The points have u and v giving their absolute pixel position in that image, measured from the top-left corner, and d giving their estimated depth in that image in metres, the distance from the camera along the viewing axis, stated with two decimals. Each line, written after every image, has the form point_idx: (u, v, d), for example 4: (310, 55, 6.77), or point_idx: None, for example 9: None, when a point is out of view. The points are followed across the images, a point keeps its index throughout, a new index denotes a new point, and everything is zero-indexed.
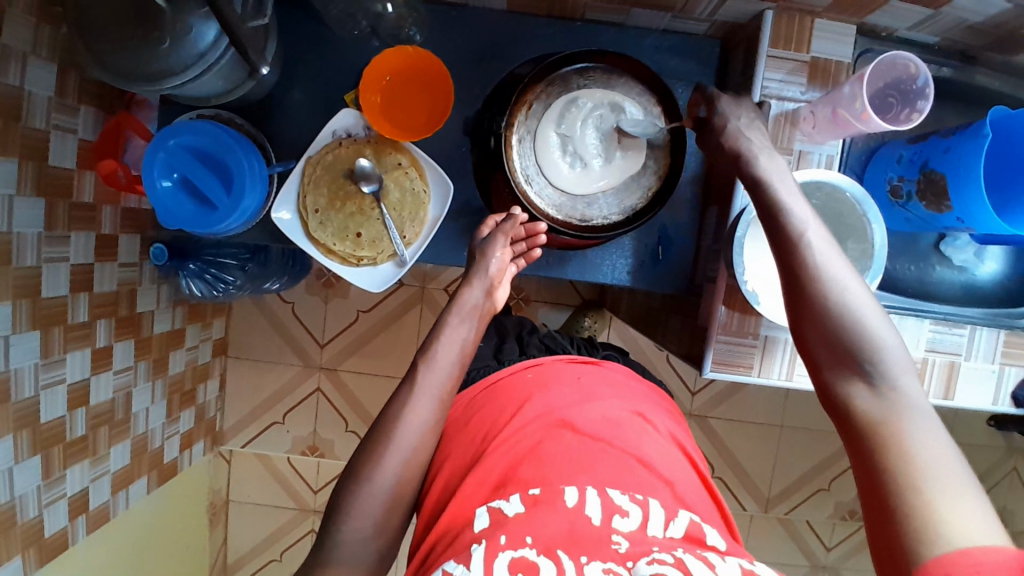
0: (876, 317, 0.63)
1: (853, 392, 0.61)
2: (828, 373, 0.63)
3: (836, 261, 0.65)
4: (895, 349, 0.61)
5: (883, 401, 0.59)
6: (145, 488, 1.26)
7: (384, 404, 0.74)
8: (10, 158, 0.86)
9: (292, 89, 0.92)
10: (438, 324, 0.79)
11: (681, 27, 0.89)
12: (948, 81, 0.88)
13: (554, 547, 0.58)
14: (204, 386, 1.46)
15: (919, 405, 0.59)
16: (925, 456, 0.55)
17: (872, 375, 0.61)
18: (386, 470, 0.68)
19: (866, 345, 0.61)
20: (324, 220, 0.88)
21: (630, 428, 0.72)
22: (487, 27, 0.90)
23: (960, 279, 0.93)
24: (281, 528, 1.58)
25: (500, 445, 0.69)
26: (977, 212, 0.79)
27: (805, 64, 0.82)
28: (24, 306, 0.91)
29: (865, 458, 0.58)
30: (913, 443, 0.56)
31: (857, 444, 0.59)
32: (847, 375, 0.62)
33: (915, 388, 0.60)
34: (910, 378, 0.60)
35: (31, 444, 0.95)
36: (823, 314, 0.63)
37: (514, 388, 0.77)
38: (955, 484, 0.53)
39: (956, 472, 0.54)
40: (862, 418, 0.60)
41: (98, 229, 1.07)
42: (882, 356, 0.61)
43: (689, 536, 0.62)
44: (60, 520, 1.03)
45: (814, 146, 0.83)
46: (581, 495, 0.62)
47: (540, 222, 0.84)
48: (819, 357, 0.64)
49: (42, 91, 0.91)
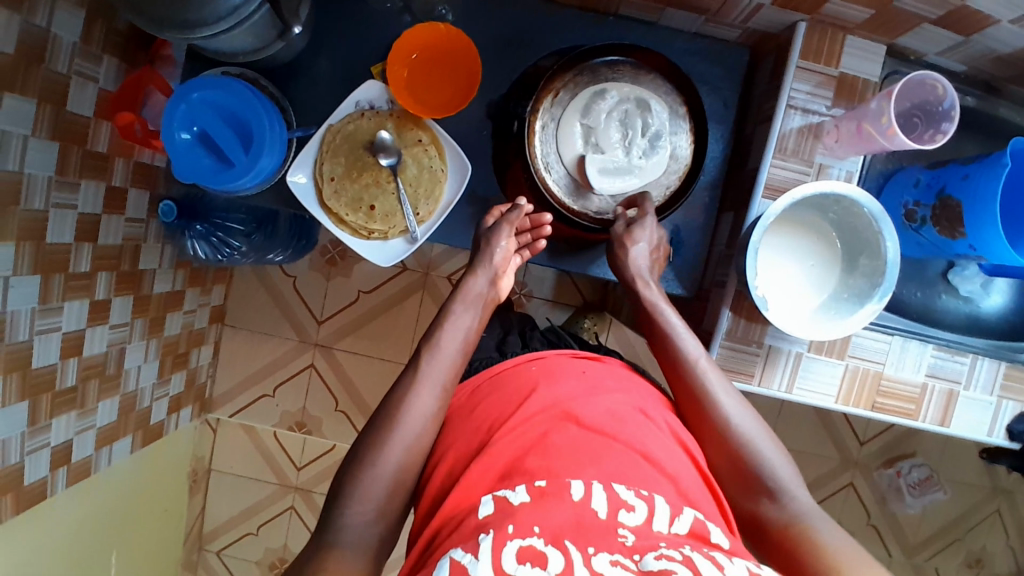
0: (766, 440, 0.74)
1: (760, 504, 0.70)
2: (737, 492, 0.72)
3: (726, 391, 0.76)
4: (782, 465, 0.72)
5: (787, 508, 0.68)
6: (128, 447, 1.25)
7: (388, 391, 0.74)
8: (29, 98, 0.86)
9: (318, 56, 0.91)
10: (443, 312, 0.80)
11: (712, 32, 0.90)
12: (971, 110, 0.88)
13: (562, 536, 0.57)
14: (198, 351, 1.45)
15: (813, 507, 0.68)
16: (831, 543, 0.64)
17: (771, 487, 0.70)
18: (390, 455, 0.68)
19: (760, 462, 0.72)
20: (339, 189, 0.87)
21: (634, 421, 0.72)
22: (519, 13, 0.90)
23: (965, 310, 0.92)
24: (261, 502, 1.57)
25: (507, 434, 0.69)
26: (992, 243, 0.80)
27: (832, 79, 0.83)
28: (27, 248, 0.90)
29: (784, 555, 0.66)
30: (817, 535, 0.65)
31: (771, 547, 0.68)
32: (752, 491, 0.71)
33: (807, 494, 0.69)
34: (802, 487, 0.70)
35: (20, 388, 0.94)
36: (722, 438, 0.74)
37: (520, 380, 0.77)
38: (861, 561, 0.61)
39: (857, 553, 0.62)
40: (773, 526, 0.68)
41: (109, 180, 1.06)
42: (778, 472, 0.71)
43: (694, 532, 0.61)
44: (40, 470, 1.02)
45: (835, 161, 0.83)
46: (587, 488, 0.62)
47: (545, 211, 0.86)
48: (724, 476, 0.73)
49: (67, 36, 0.91)
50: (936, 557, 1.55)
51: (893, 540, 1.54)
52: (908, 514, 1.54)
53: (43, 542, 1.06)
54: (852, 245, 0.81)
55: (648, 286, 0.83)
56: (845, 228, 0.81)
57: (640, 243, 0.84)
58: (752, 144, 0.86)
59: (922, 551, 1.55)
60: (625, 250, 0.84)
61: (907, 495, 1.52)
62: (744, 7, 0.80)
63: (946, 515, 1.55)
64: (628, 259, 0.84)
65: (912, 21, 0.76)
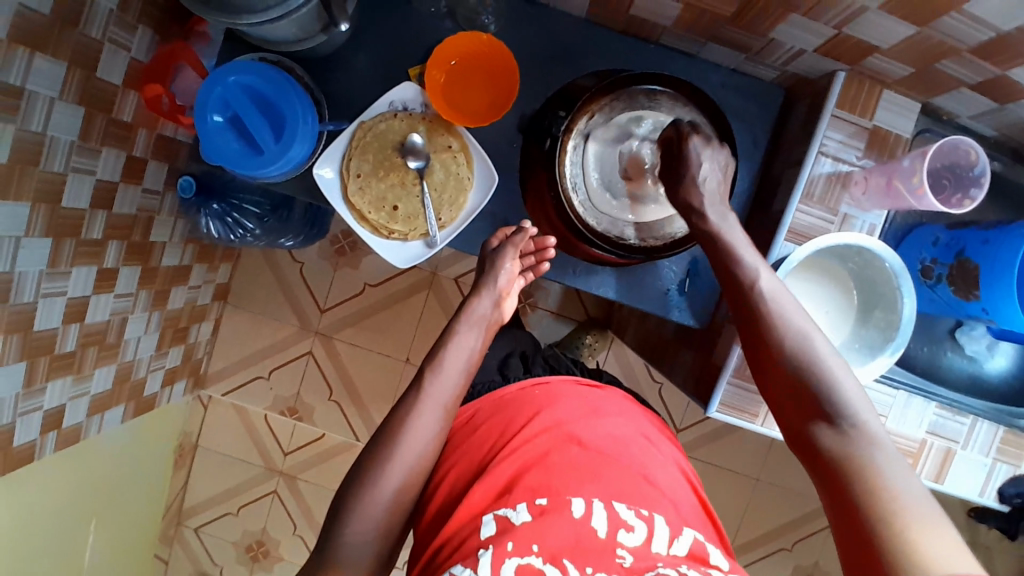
0: (833, 357, 0.67)
1: (817, 428, 0.65)
2: (795, 413, 0.67)
3: (792, 310, 0.70)
4: (849, 382, 0.65)
5: (847, 437, 0.63)
6: (119, 417, 1.24)
7: (390, 411, 0.74)
8: (60, 61, 0.85)
9: (358, 50, 0.91)
10: (448, 332, 0.80)
11: (751, 69, 0.90)
12: (997, 175, 0.89)
13: (560, 555, 0.59)
14: (198, 327, 1.44)
15: (881, 437, 0.62)
16: (893, 484, 0.58)
17: (833, 413, 0.64)
18: (389, 475, 0.68)
19: (822, 383, 0.65)
20: (365, 186, 0.87)
21: (636, 447, 0.72)
22: (562, 30, 0.90)
23: (969, 370, 0.93)
24: (244, 483, 1.56)
25: (510, 452, 0.69)
26: (1003, 305, 0.80)
27: (866, 130, 0.83)
28: (42, 210, 0.90)
29: (836, 487, 0.61)
30: (879, 475, 0.59)
31: (826, 477, 0.63)
32: (810, 415, 0.66)
33: (877, 424, 0.63)
34: (870, 411, 0.64)
35: (20, 349, 0.93)
36: (779, 357, 0.68)
37: (522, 402, 0.77)
38: (919, 509, 0.56)
39: (918, 499, 0.57)
40: (827, 453, 0.63)
41: (130, 149, 1.05)
42: (841, 395, 0.64)
43: (693, 554, 0.62)
44: (30, 433, 1.01)
45: (860, 213, 0.84)
46: (588, 507, 0.63)
47: (550, 235, 0.87)
48: (783, 401, 0.68)
49: (104, 1, 0.90)
50: None
51: None
52: None
53: (24, 504, 1.05)
54: (869, 298, 0.82)
55: (704, 217, 0.77)
56: (862, 282, 0.82)
57: (704, 165, 0.78)
58: (779, 186, 0.87)
59: None
60: (688, 183, 0.78)
61: None
62: (786, 50, 0.81)
63: None
64: (695, 180, 0.77)
65: (951, 83, 0.77)
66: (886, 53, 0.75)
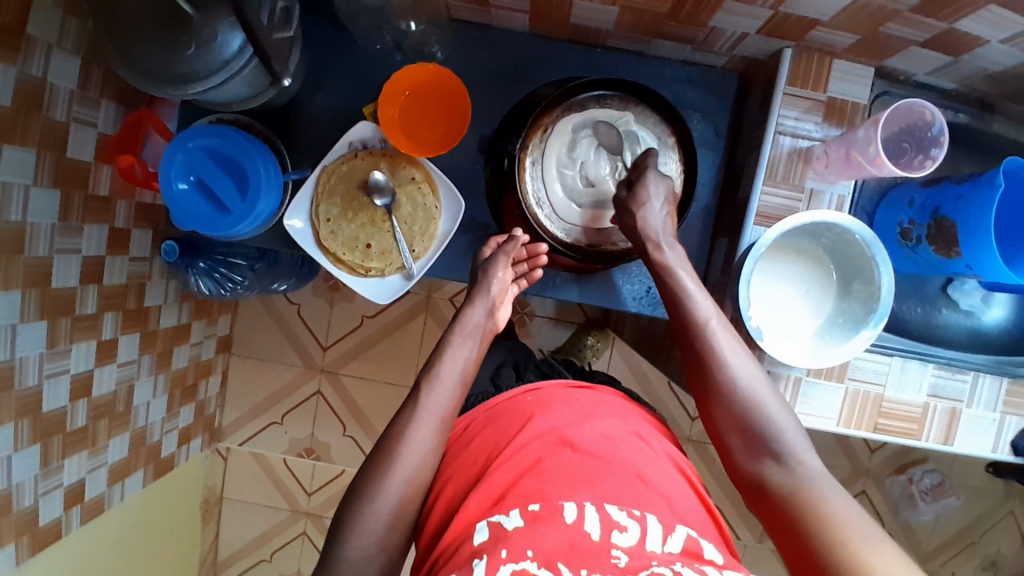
0: (774, 399, 0.72)
1: (765, 466, 0.70)
2: (743, 453, 0.72)
3: (735, 349, 0.74)
4: (789, 422, 0.71)
5: (792, 474, 0.68)
6: (140, 481, 1.27)
7: (388, 424, 0.74)
8: (29, 147, 0.87)
9: (312, 97, 0.92)
10: (442, 343, 0.80)
11: (700, 59, 0.90)
12: (964, 127, 0.88)
13: (555, 559, 0.57)
14: (206, 382, 1.47)
15: (821, 473, 0.68)
16: (837, 513, 0.63)
17: (777, 450, 0.70)
18: (388, 490, 0.68)
19: (767, 424, 0.71)
20: (336, 229, 0.89)
21: (630, 446, 0.71)
22: (508, 47, 0.91)
23: (966, 323, 0.92)
24: (273, 528, 1.58)
25: (501, 463, 0.68)
26: (986, 262, 0.79)
27: (821, 103, 0.83)
28: (33, 294, 0.92)
29: (784, 522, 0.66)
30: (822, 504, 0.64)
31: (771, 509, 0.68)
32: (757, 454, 0.71)
33: (815, 457, 0.69)
34: (809, 450, 0.70)
35: (31, 432, 0.96)
36: (727, 397, 0.73)
37: (514, 411, 0.76)
38: (865, 533, 0.61)
39: (861, 523, 0.62)
40: (776, 489, 0.68)
41: (111, 222, 1.07)
42: (783, 435, 0.70)
43: (687, 550, 0.61)
44: (54, 510, 1.04)
45: (826, 186, 0.83)
46: (580, 510, 0.62)
47: (540, 243, 0.85)
48: (729, 439, 0.73)
49: (65, 83, 0.92)
50: (950, 562, 1.53)
51: (908, 549, 1.52)
52: (921, 521, 1.52)
53: None
54: (846, 271, 0.81)
55: (660, 249, 0.79)
56: (836, 255, 0.82)
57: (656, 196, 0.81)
58: (743, 171, 0.86)
59: (937, 558, 1.53)
60: (638, 212, 0.80)
61: (920, 501, 1.49)
62: (730, 36, 0.81)
63: (958, 521, 1.52)
64: (641, 218, 0.80)
65: (900, 45, 0.76)
66: (828, 26, 0.75)
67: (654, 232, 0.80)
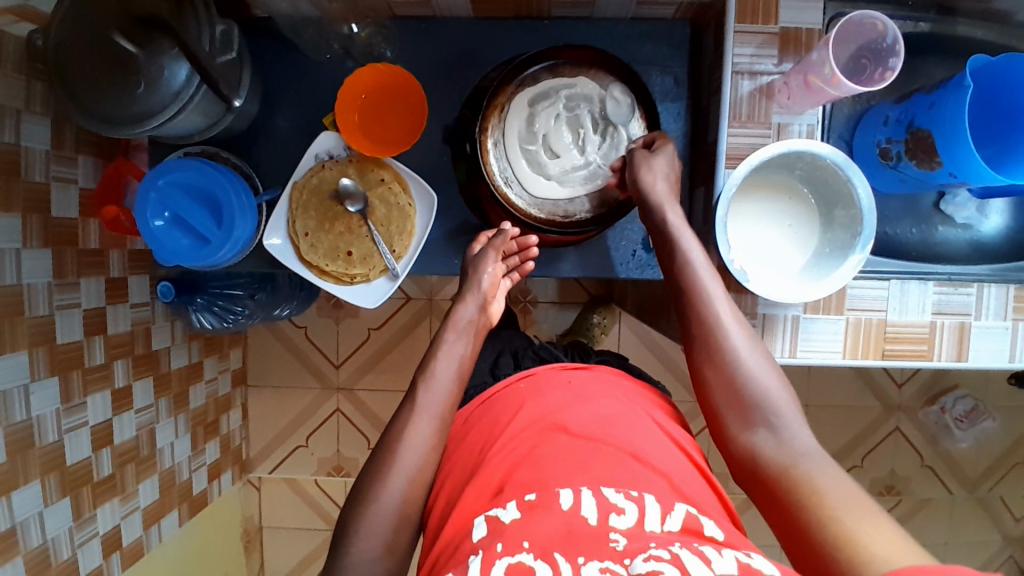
0: (768, 372, 0.72)
1: (757, 437, 0.69)
2: (736, 424, 0.70)
3: (729, 314, 0.74)
4: (781, 394, 0.70)
5: (783, 446, 0.67)
6: (177, 521, 1.29)
7: (386, 426, 0.75)
8: (14, 213, 0.89)
9: (274, 117, 0.94)
10: (436, 341, 0.80)
11: (648, 13, 0.89)
12: (926, 36, 0.86)
13: (551, 549, 0.56)
14: (227, 416, 1.49)
15: (811, 449, 0.66)
16: (825, 485, 0.62)
17: (770, 419, 0.69)
18: (391, 486, 0.69)
19: (763, 396, 0.70)
20: (315, 242, 0.89)
21: (624, 424, 0.70)
22: (455, 35, 0.91)
23: (966, 237, 0.90)
24: (315, 549, 1.60)
25: (497, 453, 0.68)
26: (972, 166, 0.76)
27: (775, 35, 0.81)
28: (40, 353, 0.94)
29: (777, 497, 0.64)
30: (813, 476, 0.63)
31: (763, 488, 0.66)
32: (751, 423, 0.69)
33: (809, 434, 0.68)
34: (802, 428, 0.68)
35: (59, 486, 0.98)
36: (724, 365, 0.72)
37: (507, 400, 0.76)
38: (853, 504, 0.59)
39: (847, 493, 0.61)
40: (769, 462, 0.67)
41: (107, 273, 1.09)
42: (776, 407, 0.69)
43: (686, 528, 0.60)
44: (94, 559, 1.06)
45: (793, 117, 0.82)
46: (576, 496, 0.60)
47: (531, 235, 0.87)
48: (722, 409, 0.72)
49: (39, 145, 0.93)
50: (996, 486, 1.50)
51: (951, 478, 1.49)
52: (960, 449, 1.49)
53: None
54: (827, 199, 0.80)
55: (667, 210, 0.78)
56: (815, 182, 0.80)
57: (659, 164, 0.80)
58: (708, 117, 0.85)
59: (983, 484, 1.50)
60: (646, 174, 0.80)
61: (956, 430, 1.46)
62: None
63: (999, 444, 1.48)
64: (648, 181, 0.79)
65: None
66: None
67: (657, 194, 0.79)
